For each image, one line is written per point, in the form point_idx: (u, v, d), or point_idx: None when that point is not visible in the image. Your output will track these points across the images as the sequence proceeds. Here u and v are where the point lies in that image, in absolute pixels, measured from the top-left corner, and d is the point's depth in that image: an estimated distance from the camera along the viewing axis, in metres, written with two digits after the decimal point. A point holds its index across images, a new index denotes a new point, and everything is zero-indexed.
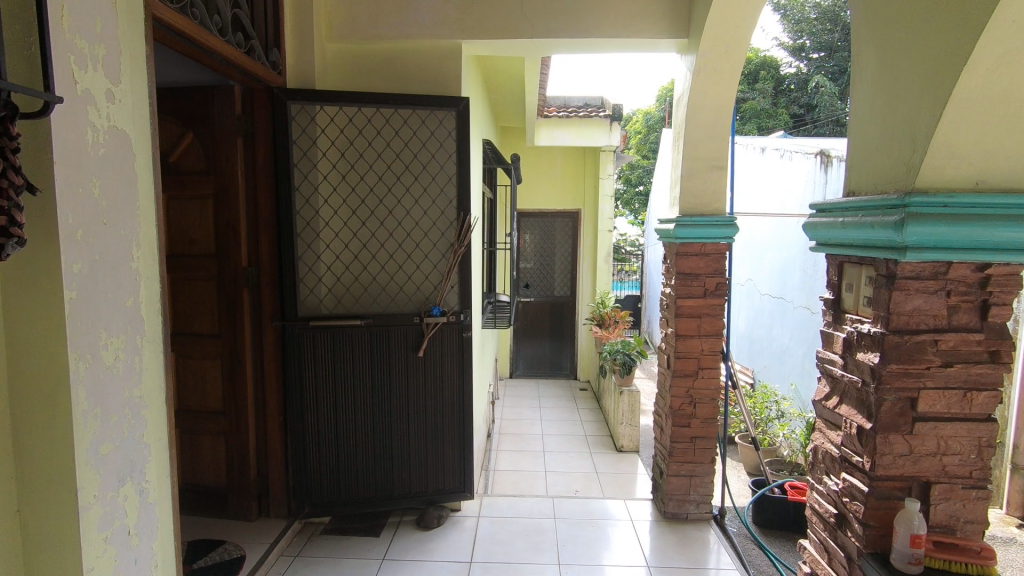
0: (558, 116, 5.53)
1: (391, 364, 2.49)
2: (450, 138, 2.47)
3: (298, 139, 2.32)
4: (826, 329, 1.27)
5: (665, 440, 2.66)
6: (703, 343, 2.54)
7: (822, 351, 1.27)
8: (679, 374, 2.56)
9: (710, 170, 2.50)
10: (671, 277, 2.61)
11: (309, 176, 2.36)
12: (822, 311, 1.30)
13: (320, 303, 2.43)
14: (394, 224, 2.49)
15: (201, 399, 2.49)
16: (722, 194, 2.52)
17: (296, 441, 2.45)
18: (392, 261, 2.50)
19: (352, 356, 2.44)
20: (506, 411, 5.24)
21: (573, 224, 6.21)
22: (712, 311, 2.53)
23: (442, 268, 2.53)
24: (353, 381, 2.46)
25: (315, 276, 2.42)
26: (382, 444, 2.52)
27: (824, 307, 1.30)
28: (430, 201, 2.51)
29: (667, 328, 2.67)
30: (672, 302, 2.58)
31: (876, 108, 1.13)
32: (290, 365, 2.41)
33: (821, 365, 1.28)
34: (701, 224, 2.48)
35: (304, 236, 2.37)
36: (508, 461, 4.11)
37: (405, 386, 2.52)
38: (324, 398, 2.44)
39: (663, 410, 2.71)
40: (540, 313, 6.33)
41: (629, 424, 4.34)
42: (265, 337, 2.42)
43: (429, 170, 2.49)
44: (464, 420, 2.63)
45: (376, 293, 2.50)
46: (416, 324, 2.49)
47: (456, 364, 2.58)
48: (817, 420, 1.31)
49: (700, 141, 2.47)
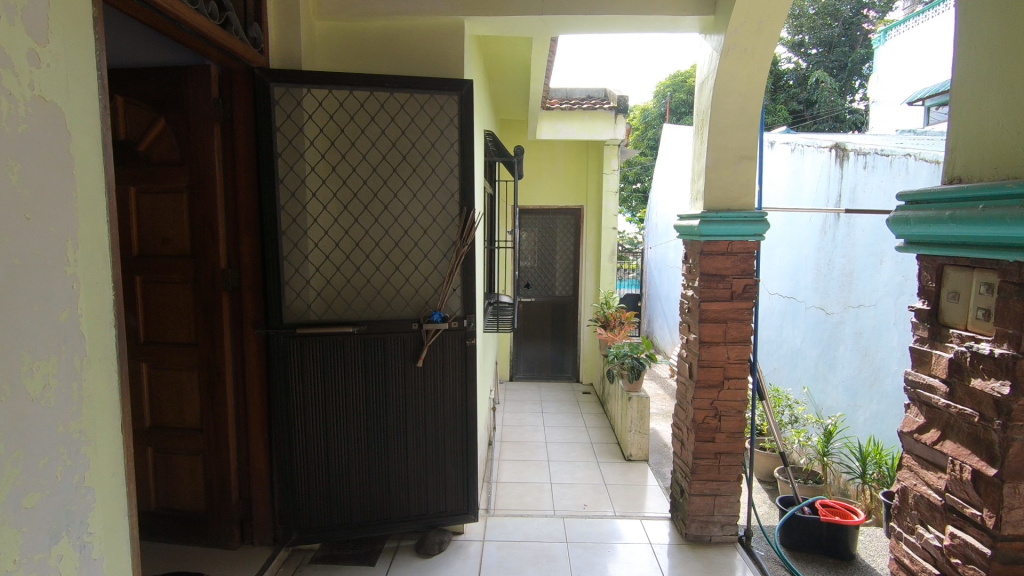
0: (560, 109, 5.30)
1: (388, 375, 2.26)
2: (452, 126, 2.23)
3: (283, 126, 2.08)
4: (921, 347, 1.12)
5: (687, 456, 2.45)
6: (729, 351, 2.32)
7: (915, 373, 1.12)
8: (703, 385, 2.34)
9: (737, 161, 2.28)
10: (694, 278, 2.38)
11: (296, 167, 2.13)
12: (914, 324, 1.15)
13: (308, 308, 2.19)
14: (390, 222, 2.24)
15: (176, 415, 2.24)
16: (750, 188, 2.30)
17: (284, 460, 2.23)
18: (388, 262, 2.26)
19: (345, 368, 2.21)
20: (508, 417, 5.01)
21: (575, 221, 5.99)
22: (739, 315, 2.31)
23: (443, 268, 2.30)
24: (347, 394, 2.23)
25: (303, 279, 2.18)
26: (378, 462, 2.30)
27: (916, 318, 1.15)
28: (430, 196, 2.27)
29: (689, 334, 2.45)
30: (696, 306, 2.36)
31: (1007, 79, 0.93)
32: (276, 377, 2.18)
33: (914, 391, 1.13)
34: (729, 221, 2.26)
35: (290, 234, 2.14)
36: (511, 472, 3.89)
37: (404, 400, 2.29)
38: (315, 412, 2.22)
39: (683, 422, 2.50)
40: (541, 314, 6.11)
41: (638, 432, 4.12)
42: (247, 346, 2.18)
43: (429, 161, 2.25)
44: (468, 437, 2.40)
45: (370, 298, 2.26)
46: (415, 331, 2.26)
47: (460, 375, 2.35)
48: (904, 457, 1.16)
49: (727, 129, 2.25)
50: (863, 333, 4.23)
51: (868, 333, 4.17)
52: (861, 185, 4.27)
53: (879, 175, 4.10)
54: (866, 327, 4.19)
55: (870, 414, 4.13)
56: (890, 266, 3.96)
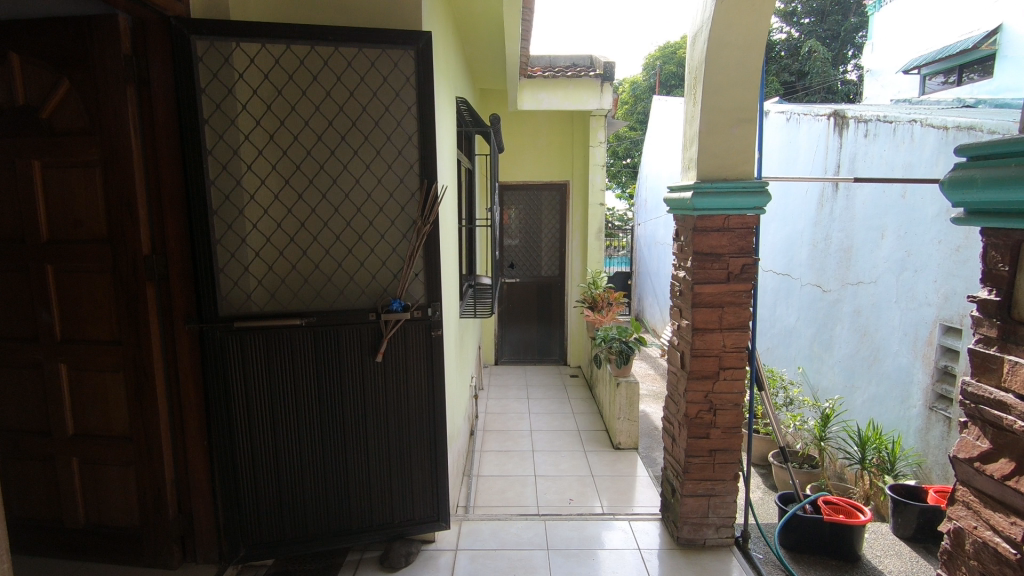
0: (542, 76, 5.00)
1: (343, 372, 2.01)
2: (409, 86, 1.94)
3: (208, 87, 1.79)
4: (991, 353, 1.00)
5: (679, 454, 2.22)
6: (724, 338, 2.09)
7: (981, 392, 1.01)
8: (696, 376, 2.12)
9: (735, 124, 2.01)
10: (686, 258, 2.13)
11: (227, 136, 1.85)
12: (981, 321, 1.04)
13: (248, 298, 1.94)
14: (339, 199, 1.96)
15: (102, 422, 1.96)
16: (748, 155, 2.03)
17: (225, 468, 1.99)
18: (340, 244, 1.99)
19: (293, 364, 1.96)
20: (491, 404, 4.80)
21: (560, 197, 5.71)
22: (736, 299, 2.07)
23: (404, 250, 2.03)
24: (296, 393, 1.99)
25: (240, 265, 1.91)
26: (335, 468, 2.06)
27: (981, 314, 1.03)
28: (386, 168, 1.98)
29: (680, 320, 2.21)
30: (688, 289, 2.11)
31: None
32: (213, 376, 1.93)
33: (979, 415, 1.01)
34: (725, 192, 2.00)
35: (222, 214, 1.87)
36: (493, 464, 3.68)
37: (362, 399, 2.04)
38: (260, 414, 1.98)
39: (674, 416, 2.27)
40: (526, 295, 5.87)
41: (627, 419, 3.92)
42: (179, 344, 1.91)
43: (383, 127, 1.95)
44: (436, 440, 2.15)
45: (320, 285, 2.00)
46: (373, 322, 2.00)
47: (425, 371, 2.09)
48: (960, 493, 1.06)
49: (722, 87, 1.98)
50: (862, 311, 4.02)
51: (867, 311, 3.97)
52: (861, 155, 4.03)
53: (881, 144, 3.86)
54: (865, 306, 3.98)
55: (868, 396, 3.95)
56: (892, 241, 3.74)
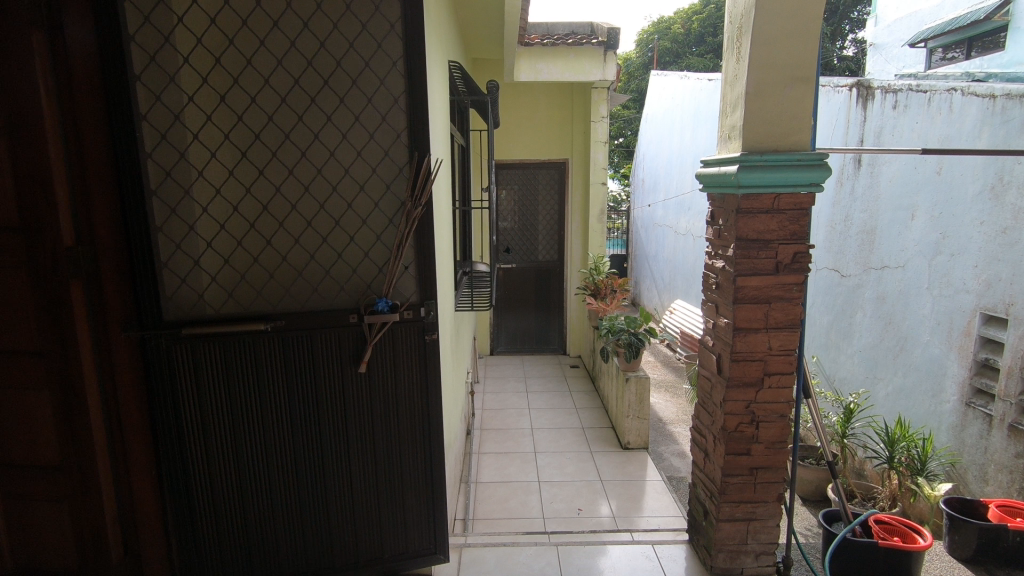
0: (541, 44, 4.62)
1: (318, 385, 1.68)
2: (394, 35, 1.57)
3: (138, 34, 1.43)
4: None
5: (713, 472, 1.92)
6: (770, 339, 1.78)
7: None
8: (736, 384, 1.81)
9: (789, 83, 1.67)
10: (725, 245, 1.81)
11: (166, 97, 1.49)
12: None
13: (200, 298, 1.59)
14: (309, 175, 1.61)
15: (26, 449, 1.57)
16: (804, 120, 1.69)
17: (181, 502, 1.66)
18: (311, 231, 1.64)
19: (258, 378, 1.63)
20: (489, 399, 4.49)
21: (559, 175, 5.35)
22: (784, 293, 1.76)
23: (391, 238, 1.68)
24: (262, 411, 1.66)
25: (188, 258, 1.56)
26: (311, 497, 1.74)
27: None
28: (366, 138, 1.62)
29: (716, 318, 1.90)
30: (728, 283, 1.80)
31: None
32: (162, 392, 1.59)
33: None
34: (775, 166, 1.67)
35: (163, 195, 1.51)
36: (492, 469, 3.39)
37: (344, 417, 1.71)
38: (219, 436, 1.65)
39: (707, 428, 1.97)
40: (523, 280, 5.54)
41: (637, 417, 3.63)
42: (117, 356, 1.53)
43: (363, 87, 1.59)
44: (432, 463, 1.83)
45: (289, 282, 1.65)
46: (354, 325, 1.66)
47: (418, 384, 1.76)
48: None
49: (776, 40, 1.64)
50: (886, 298, 3.74)
51: (893, 298, 3.68)
52: (889, 130, 3.71)
53: (912, 117, 3.54)
54: (890, 292, 3.70)
55: (893, 388, 3.70)
56: (924, 222, 3.43)
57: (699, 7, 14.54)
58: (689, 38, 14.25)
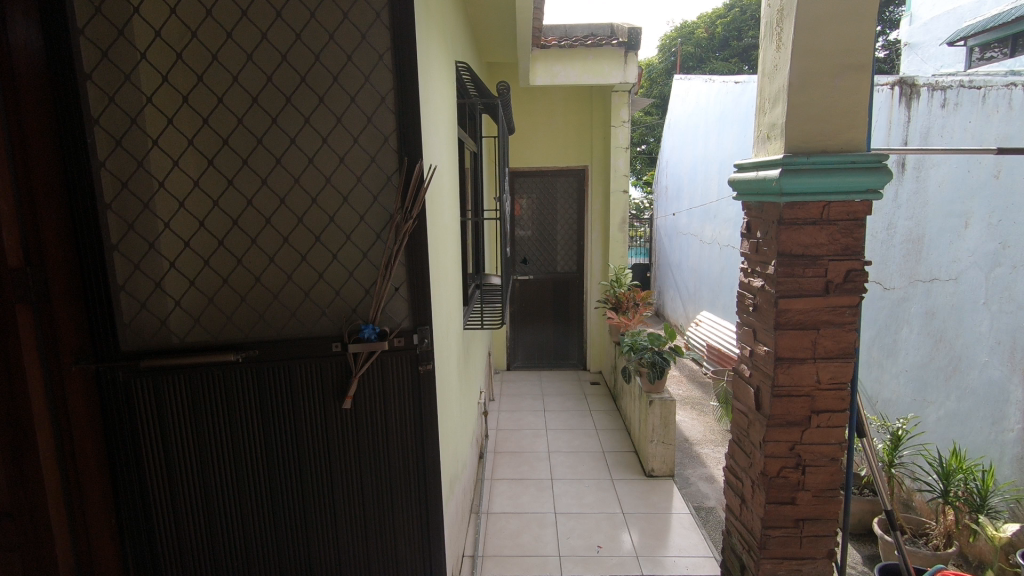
0: (558, 46, 4.42)
1: (297, 422, 1.48)
2: (379, 25, 1.38)
3: (89, 26, 1.26)
4: None
5: (751, 522, 1.67)
6: (818, 371, 1.54)
7: None
8: (779, 423, 1.56)
9: (839, 72, 1.42)
10: (764, 261, 1.57)
11: (120, 97, 1.31)
12: None
13: (162, 325, 1.41)
14: (285, 185, 1.42)
15: None
16: (857, 115, 1.44)
17: (143, 553, 1.46)
18: (287, 247, 1.44)
19: (229, 415, 1.44)
20: (504, 418, 4.27)
21: (578, 183, 5.13)
22: (835, 318, 1.51)
23: (378, 255, 1.48)
24: (234, 454, 1.47)
25: (148, 280, 1.38)
26: (291, 548, 1.53)
27: None
28: (349, 142, 1.42)
29: (753, 344, 1.66)
30: (767, 305, 1.55)
31: None
32: (120, 432, 1.40)
33: None
34: (823, 170, 1.43)
35: (119, 208, 1.33)
36: (505, 498, 3.16)
37: (326, 459, 1.51)
38: (185, 482, 1.46)
39: (743, 470, 1.73)
40: (541, 293, 5.32)
41: (661, 443, 3.37)
42: (72, 392, 1.30)
43: (345, 84, 1.40)
44: (428, 510, 1.61)
45: (263, 306, 1.46)
46: (337, 354, 1.46)
47: (411, 421, 1.54)
48: None
49: (824, 23, 1.40)
50: (936, 313, 3.42)
51: (944, 314, 3.36)
52: (937, 130, 3.41)
53: (965, 118, 3.25)
54: (941, 307, 3.38)
55: (944, 413, 3.37)
56: (980, 230, 3.14)
57: (723, 11, 14.24)
58: (713, 42, 13.93)
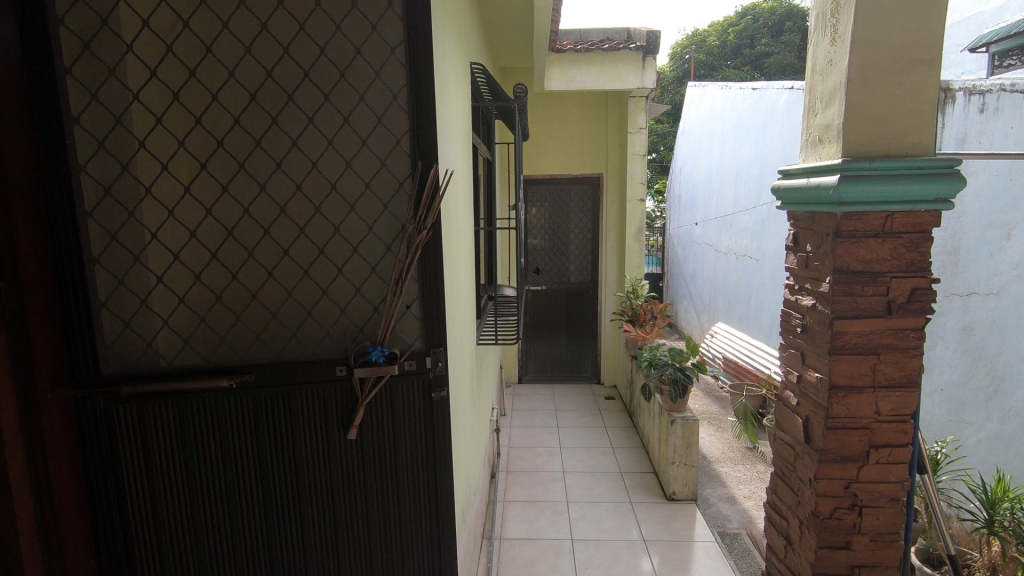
0: (574, 51, 4.30)
1: (297, 455, 1.33)
2: (391, 14, 1.24)
3: (69, 15, 1.11)
4: None
5: (800, 567, 1.50)
6: (878, 402, 1.37)
7: None
8: (833, 458, 1.40)
9: (905, 68, 1.27)
10: (817, 278, 1.41)
11: (104, 94, 1.16)
12: None
13: (148, 346, 1.26)
14: (287, 193, 1.29)
15: None
16: (924, 116, 1.29)
17: None
18: (288, 261, 1.30)
19: (223, 447, 1.29)
20: (516, 434, 4.11)
21: (592, 191, 4.99)
22: (898, 343, 1.34)
23: (387, 269, 1.34)
24: (227, 490, 1.31)
25: (133, 297, 1.23)
26: None
27: None
28: (357, 145, 1.28)
29: (802, 370, 1.49)
30: (820, 327, 1.39)
31: None
32: (101, 469, 1.25)
33: None
34: (886, 177, 1.27)
35: (101, 217, 1.18)
36: (519, 522, 2.99)
37: (329, 497, 1.36)
38: (173, 522, 1.30)
39: (789, 509, 1.56)
40: (554, 304, 5.17)
41: (683, 464, 3.20)
42: (48, 423, 1.15)
43: (353, 81, 1.26)
44: (440, 551, 1.45)
45: (260, 325, 1.32)
46: (342, 379, 1.31)
47: (423, 453, 1.39)
48: None
49: (888, 11, 1.25)
50: (975, 330, 3.21)
51: (984, 330, 3.16)
52: (974, 137, 3.23)
53: (1006, 123, 3.08)
54: (980, 323, 3.18)
55: (985, 436, 3.17)
56: None
57: (735, 19, 14.13)
58: (725, 50, 13.81)
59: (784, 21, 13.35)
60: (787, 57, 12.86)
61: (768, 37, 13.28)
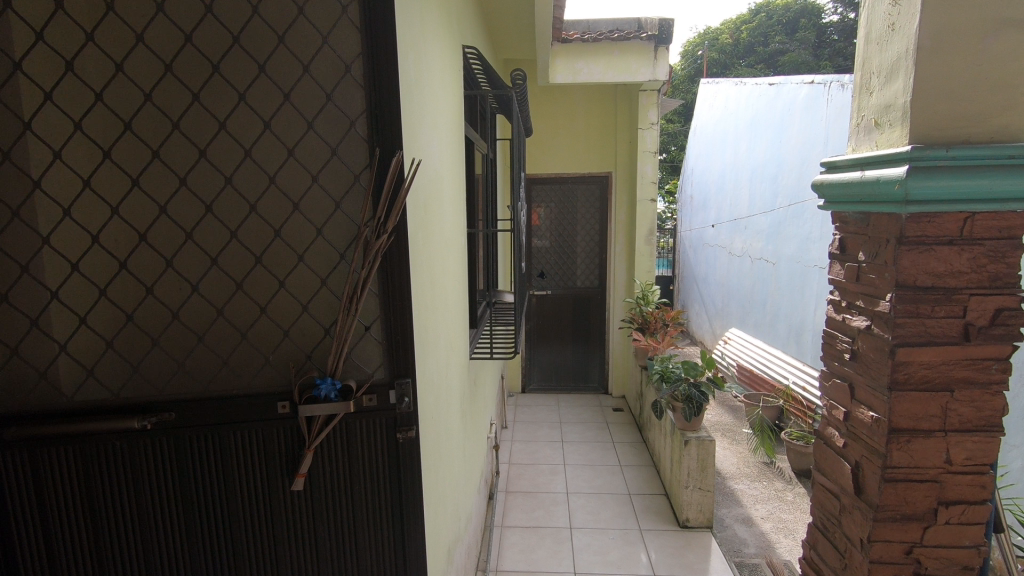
0: (580, 41, 4.03)
1: (232, 508, 1.08)
2: None
3: None
4: None
5: None
6: (949, 448, 1.10)
7: None
8: (893, 517, 1.13)
9: (992, 30, 1.00)
10: (872, 294, 1.14)
11: None
12: None
13: (42, 379, 1.01)
14: (213, 188, 1.04)
15: None
16: (1015, 92, 1.02)
17: None
18: (216, 270, 1.06)
19: (137, 501, 1.04)
20: (518, 449, 3.87)
21: (600, 191, 4.72)
22: (978, 377, 1.07)
23: (339, 282, 1.09)
24: (144, 554, 1.06)
25: (21, 316, 0.99)
26: None
27: None
28: (301, 129, 1.05)
29: (851, 405, 1.23)
30: (876, 356, 1.13)
31: None
32: None
33: None
34: (967, 169, 1.00)
35: None
36: (516, 552, 2.74)
37: (272, 559, 1.11)
38: None
39: (834, 570, 1.29)
40: (560, 309, 4.90)
41: (697, 488, 2.92)
42: None
43: (295, 50, 1.02)
44: None
45: (184, 352, 1.07)
46: (286, 418, 1.06)
47: (386, 504, 1.14)
48: None
49: None
50: None
51: None
52: None
53: None
54: None
55: None
56: None
57: (749, 16, 13.83)
58: (738, 48, 13.50)
59: (799, 18, 12.97)
60: (802, 54, 12.48)
61: (783, 34, 12.96)
